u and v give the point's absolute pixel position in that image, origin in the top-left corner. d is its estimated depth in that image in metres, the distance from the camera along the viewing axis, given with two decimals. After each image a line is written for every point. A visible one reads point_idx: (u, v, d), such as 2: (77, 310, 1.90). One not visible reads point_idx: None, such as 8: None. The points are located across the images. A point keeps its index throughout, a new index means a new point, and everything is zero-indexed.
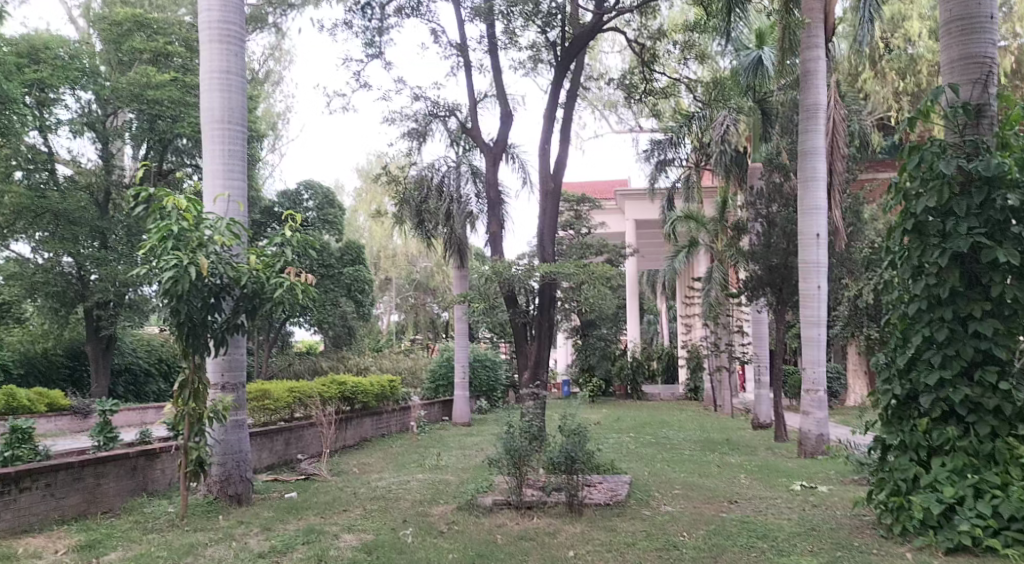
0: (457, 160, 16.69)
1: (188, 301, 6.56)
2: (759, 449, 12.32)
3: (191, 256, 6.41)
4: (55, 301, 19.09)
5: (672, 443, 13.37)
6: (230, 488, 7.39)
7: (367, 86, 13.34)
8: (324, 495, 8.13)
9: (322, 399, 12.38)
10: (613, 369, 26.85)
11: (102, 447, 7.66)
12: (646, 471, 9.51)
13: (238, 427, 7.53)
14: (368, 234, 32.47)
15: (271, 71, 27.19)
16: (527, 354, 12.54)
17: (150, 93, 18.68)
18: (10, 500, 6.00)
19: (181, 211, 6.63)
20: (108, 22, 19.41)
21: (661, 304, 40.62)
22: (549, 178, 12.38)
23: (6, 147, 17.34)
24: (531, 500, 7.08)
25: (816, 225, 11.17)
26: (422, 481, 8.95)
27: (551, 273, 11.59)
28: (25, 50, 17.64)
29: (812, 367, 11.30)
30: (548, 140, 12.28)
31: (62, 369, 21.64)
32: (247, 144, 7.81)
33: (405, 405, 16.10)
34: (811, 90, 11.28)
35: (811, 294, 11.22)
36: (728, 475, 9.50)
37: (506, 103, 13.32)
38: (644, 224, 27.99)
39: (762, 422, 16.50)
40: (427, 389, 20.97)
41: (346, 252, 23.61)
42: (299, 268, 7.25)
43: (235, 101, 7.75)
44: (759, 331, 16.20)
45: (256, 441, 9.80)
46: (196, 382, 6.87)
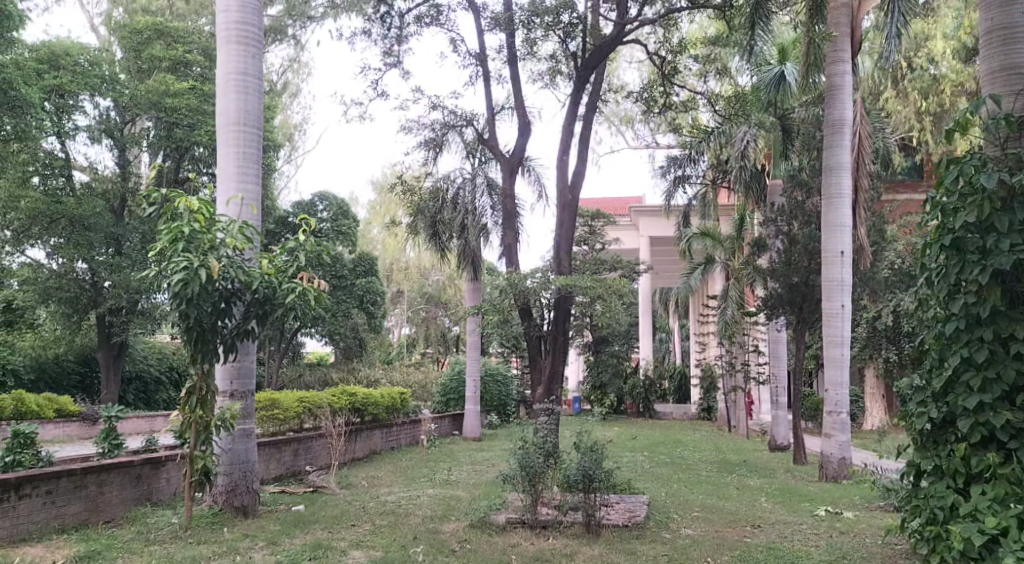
0: (473, 172, 16.63)
1: (198, 305, 6.37)
2: (778, 472, 12.01)
3: (202, 259, 6.24)
4: (68, 307, 19.08)
5: (688, 463, 13.05)
6: (236, 499, 7.18)
7: (385, 95, 13.24)
8: (332, 509, 7.91)
9: (332, 409, 12.17)
10: (625, 387, 26.55)
11: (106, 454, 7.49)
12: (664, 492, 9.25)
13: (247, 436, 7.36)
14: (382, 247, 32.43)
15: (289, 82, 27.26)
16: (541, 369, 12.32)
17: (168, 101, 18.73)
18: (8, 508, 5.81)
19: (193, 212, 6.45)
20: (128, 30, 19.52)
21: (674, 322, 40.28)
22: (567, 189, 12.20)
23: (24, 152, 17.38)
24: (546, 520, 6.86)
25: (840, 243, 10.93)
26: (433, 496, 8.71)
27: (568, 286, 11.39)
28: (45, 57, 17.74)
29: (835, 388, 11.00)
30: (567, 151, 12.10)
31: (73, 376, 21.58)
32: (262, 147, 7.66)
33: (415, 418, 15.88)
34: (837, 106, 11.07)
35: (835, 313, 10.95)
36: (748, 498, 9.21)
37: (524, 114, 13.17)
38: (659, 241, 27.76)
39: (779, 444, 16.15)
40: (437, 402, 20.76)
41: (359, 264, 23.73)
42: (312, 274, 7.06)
43: (252, 103, 7.62)
44: (777, 351, 15.91)
45: (264, 452, 9.60)
46: (204, 390, 6.68)
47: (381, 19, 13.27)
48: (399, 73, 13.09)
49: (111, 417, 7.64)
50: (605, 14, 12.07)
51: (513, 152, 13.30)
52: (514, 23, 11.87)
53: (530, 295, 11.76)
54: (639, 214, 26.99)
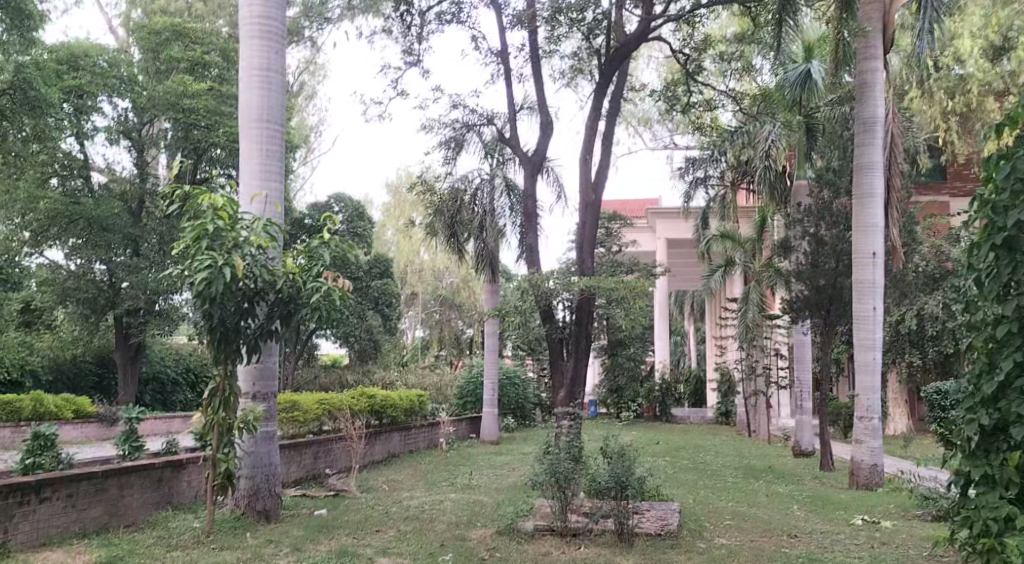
0: (492, 173, 16.23)
1: (222, 305, 6.23)
2: (806, 479, 11.77)
3: (227, 257, 6.09)
4: (86, 307, 19.09)
5: (712, 469, 12.83)
6: (258, 503, 7.04)
7: (404, 94, 13.09)
8: (355, 513, 7.74)
9: (352, 412, 12.01)
10: (642, 390, 26.30)
11: (127, 456, 7.37)
12: (692, 498, 9.03)
13: (269, 439, 7.20)
14: (396, 248, 32.35)
15: (304, 84, 27.22)
16: (563, 372, 12.09)
17: (185, 102, 18.68)
18: (29, 511, 5.68)
19: (217, 209, 6.31)
20: (146, 30, 19.56)
21: (690, 325, 39.92)
22: (590, 189, 11.99)
23: (44, 153, 17.41)
24: (577, 527, 6.68)
25: (872, 243, 10.67)
26: (456, 501, 8.54)
27: (591, 288, 11.16)
28: (64, 58, 17.77)
29: (867, 393, 10.74)
30: (591, 149, 11.91)
31: (90, 377, 21.58)
32: (285, 144, 7.52)
33: (433, 421, 15.68)
34: (868, 103, 10.83)
35: (867, 316, 10.69)
36: (780, 505, 8.99)
37: (546, 113, 12.99)
38: (676, 243, 27.48)
39: (804, 449, 15.86)
40: (454, 405, 20.59)
41: (376, 265, 23.95)
42: (336, 273, 6.90)
43: (274, 99, 7.47)
44: (801, 354, 15.60)
45: (285, 455, 9.46)
46: (227, 391, 6.53)
47: (401, 17, 13.12)
48: (419, 73, 12.94)
49: (132, 418, 7.50)
50: (630, 10, 11.88)
51: (535, 151, 13.12)
52: (538, 20, 11.71)
53: (551, 297, 11.56)
54: (657, 216, 26.73)
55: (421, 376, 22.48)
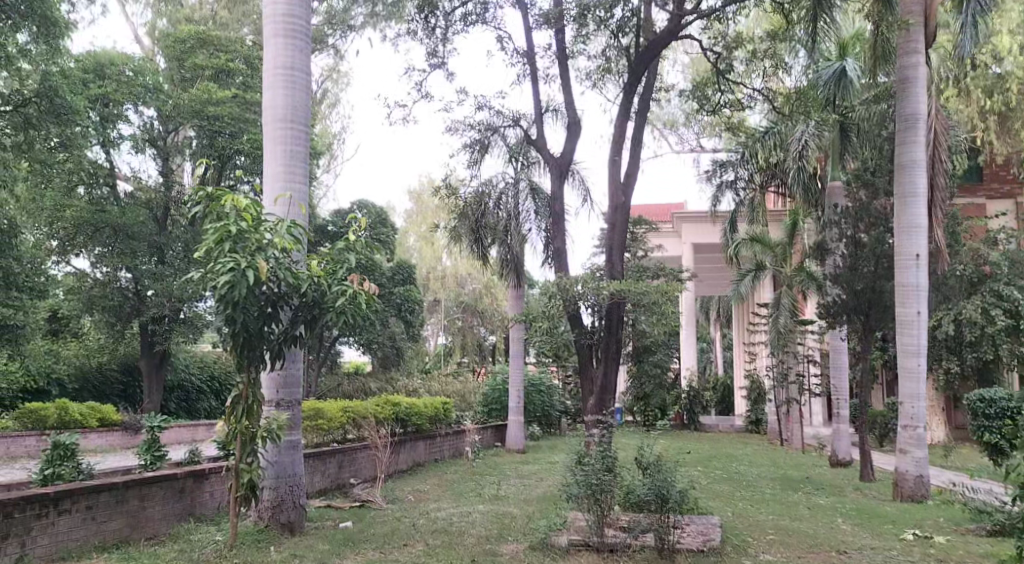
0: (517, 176, 16.08)
1: (245, 310, 6.01)
2: (847, 490, 11.32)
3: (250, 259, 5.87)
4: (111, 315, 19.13)
5: (747, 479, 12.42)
6: (282, 515, 6.81)
7: (428, 96, 12.88)
8: (381, 526, 7.47)
9: (376, 420, 11.75)
10: (669, 398, 25.80)
11: (148, 467, 7.12)
12: (730, 511, 8.66)
13: (293, 449, 6.96)
14: (418, 255, 32.13)
15: (327, 92, 27.16)
16: (593, 379, 11.76)
17: (210, 109, 18.66)
18: (47, 524, 5.48)
19: (240, 210, 6.09)
20: (171, 39, 19.61)
21: (714, 331, 39.29)
22: (620, 191, 11.68)
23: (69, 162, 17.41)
24: (614, 542, 6.35)
25: (916, 245, 10.27)
26: (486, 513, 8.24)
27: (622, 292, 10.80)
28: (90, 66, 17.83)
29: (911, 401, 10.32)
30: (620, 150, 11.61)
31: (116, 385, 21.49)
32: (309, 144, 7.31)
33: (458, 429, 15.40)
34: (910, 100, 10.44)
35: (911, 320, 10.29)
36: (824, 519, 8.59)
37: (574, 113, 12.72)
38: (703, 248, 27.00)
39: (841, 459, 15.35)
40: (479, 413, 20.27)
41: (399, 272, 23.69)
42: (363, 276, 6.66)
43: (298, 98, 7.27)
44: (838, 361, 15.12)
45: (309, 465, 9.24)
46: (251, 399, 6.30)
47: (424, 18, 12.92)
48: (444, 74, 12.73)
49: (154, 427, 7.26)
50: (660, 7, 11.58)
51: (563, 153, 12.84)
52: (565, 19, 11.45)
53: (578, 302, 11.23)
54: (683, 221, 26.28)
55: (444, 383, 22.23)
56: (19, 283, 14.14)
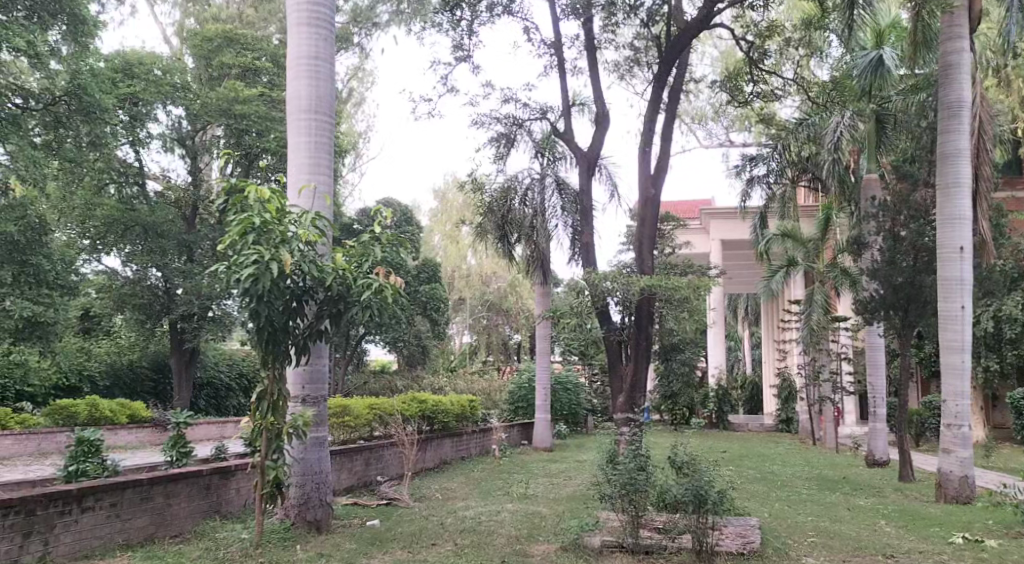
0: (543, 171, 15.85)
1: (269, 304, 5.87)
2: (887, 491, 10.96)
3: (274, 252, 5.72)
4: (142, 313, 19.30)
5: (782, 479, 12.10)
6: (309, 513, 6.69)
7: (454, 90, 12.73)
8: (409, 524, 7.33)
9: (403, 417, 11.62)
10: (698, 396, 25.45)
11: (174, 463, 7.02)
12: (767, 512, 8.41)
13: (319, 445, 6.83)
14: (443, 254, 32.05)
15: (353, 91, 27.17)
16: (623, 376, 11.49)
17: (237, 107, 18.78)
18: (71, 522, 5.38)
19: (264, 201, 5.92)
20: (199, 38, 19.75)
21: (742, 330, 38.75)
22: (650, 184, 11.37)
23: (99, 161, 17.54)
24: (649, 545, 6.22)
25: (959, 237, 9.91)
26: (515, 512, 8.06)
27: (652, 286, 10.55)
28: (120, 66, 17.98)
29: (954, 399, 9.96)
30: (649, 140, 11.36)
31: (147, 383, 21.42)
32: (334, 136, 7.18)
33: (486, 427, 15.24)
34: (952, 87, 10.07)
35: (954, 316, 9.92)
36: (866, 521, 8.30)
37: (602, 106, 12.48)
38: (732, 244, 26.60)
39: (878, 459, 14.94)
40: (506, 411, 20.12)
41: (424, 270, 23.65)
42: (388, 269, 6.48)
43: (324, 89, 7.14)
44: (875, 358, 14.69)
45: (336, 461, 9.12)
46: (275, 394, 6.16)
47: (450, 12, 12.79)
48: (470, 67, 12.58)
49: (180, 423, 7.13)
50: None
51: (591, 146, 12.60)
52: (593, 8, 11.22)
53: (608, 297, 10.93)
54: (711, 217, 25.89)
55: (470, 381, 22.10)
56: (49, 281, 14.10)
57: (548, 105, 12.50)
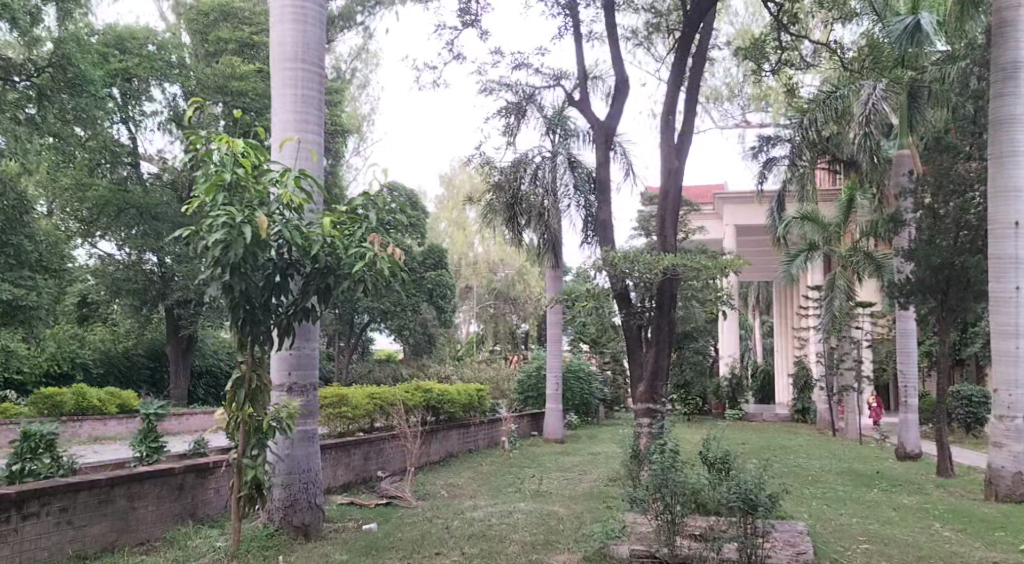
0: (555, 149, 14.94)
1: (246, 276, 5.03)
2: (928, 487, 10.11)
3: (248, 213, 4.85)
4: (136, 299, 18.46)
5: (813, 473, 11.29)
6: (295, 517, 5.91)
7: (459, 57, 11.83)
8: (410, 529, 6.52)
9: (406, 408, 10.81)
10: (711, 385, 24.52)
11: (144, 459, 6.23)
12: (809, 514, 7.57)
13: (307, 440, 6.05)
14: (450, 241, 31.16)
15: (356, 71, 26.21)
16: (643, 363, 10.66)
17: (234, 84, 17.98)
18: (8, 531, 4.59)
19: (237, 155, 5.05)
20: (195, 12, 19.01)
21: (756, 319, 37.62)
22: (672, 154, 10.45)
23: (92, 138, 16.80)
24: (687, 555, 5.40)
25: (1015, 211, 9.00)
26: (528, 513, 7.26)
27: (676, 263, 9.61)
28: (112, 41, 16.92)
29: (1007, 389, 9.12)
30: (672, 107, 10.49)
31: (142, 370, 21.06)
32: (324, 89, 6.35)
33: (494, 418, 14.45)
34: (1009, 46, 9.12)
35: (1007, 297, 9.05)
36: (920, 524, 7.47)
37: (621, 73, 11.57)
38: (748, 230, 25.53)
39: (910, 452, 14.06)
40: (515, 400, 19.34)
41: (430, 256, 22.53)
42: (385, 239, 5.60)
43: (311, 35, 6.31)
44: (907, 345, 13.79)
45: (331, 456, 8.32)
46: (255, 382, 5.32)
47: None
48: (477, 32, 11.69)
49: (151, 414, 6.30)
50: None
51: (608, 116, 11.71)
52: None
53: (628, 277, 9.98)
54: (725, 201, 24.51)
55: (475, 368, 21.24)
56: (31, 262, 13.18)
57: (562, 72, 11.58)
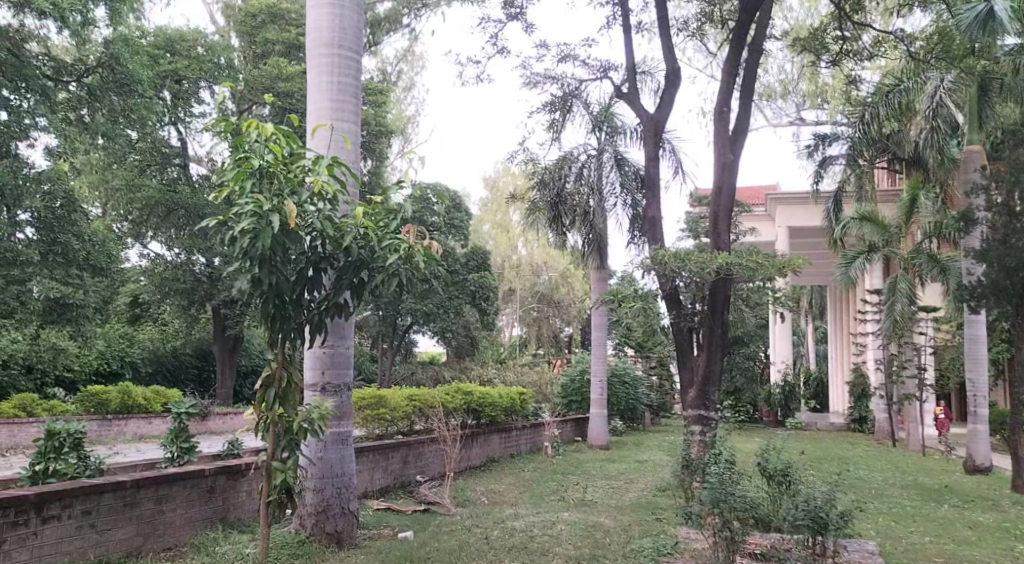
0: (601, 147, 14.50)
1: (275, 270, 4.75)
2: (1004, 505, 9.39)
3: (278, 202, 4.57)
4: (184, 299, 18.56)
5: (875, 486, 10.64)
6: (328, 523, 5.63)
7: (503, 51, 11.51)
8: (448, 538, 6.20)
9: (446, 411, 10.51)
10: (762, 392, 23.73)
11: (174, 460, 6.03)
12: (878, 532, 7.00)
13: (341, 443, 5.78)
14: (493, 243, 30.92)
15: (402, 73, 26.12)
16: (693, 367, 10.17)
17: (281, 85, 17.98)
18: (27, 536, 4.38)
19: (267, 141, 4.75)
20: (243, 15, 19.13)
21: (808, 324, 36.46)
22: (727, 147, 9.96)
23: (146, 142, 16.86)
24: None
25: None
26: (573, 524, 6.87)
27: (731, 263, 9.11)
28: (162, 43, 17.12)
29: None
30: (726, 99, 10.00)
31: (190, 370, 21.32)
32: (361, 74, 6.07)
33: (537, 422, 14.10)
34: None
35: None
36: (1003, 545, 6.84)
37: (672, 65, 11.10)
38: (801, 233, 24.65)
39: (980, 465, 13.21)
40: (558, 404, 18.95)
41: (472, 258, 22.16)
42: (422, 231, 5.30)
43: (348, 18, 6.05)
44: (976, 353, 13.00)
45: (367, 460, 8.05)
46: (286, 380, 5.03)
47: None
48: (522, 24, 11.36)
49: (182, 413, 6.08)
50: None
51: (658, 109, 11.25)
52: None
53: (679, 277, 9.52)
54: (777, 202, 23.68)
55: (518, 371, 20.91)
56: (79, 260, 13.03)
57: (610, 63, 11.17)
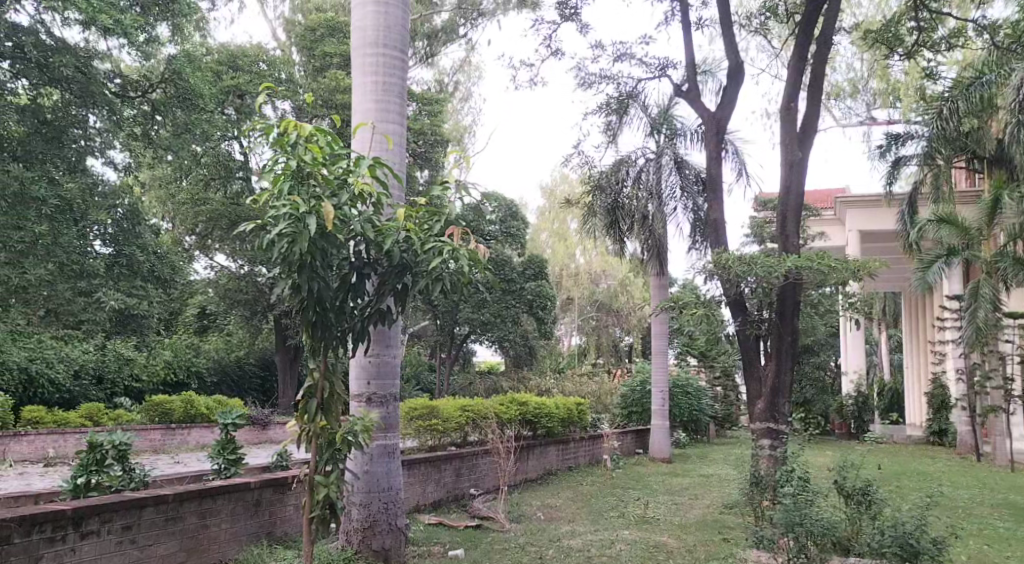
0: (660, 150, 14.06)
1: (315, 275, 4.55)
2: None
3: (315, 204, 4.38)
4: (246, 310, 18.81)
5: (962, 506, 9.85)
6: (375, 541, 5.42)
7: (558, 52, 11.24)
8: (500, 556, 5.91)
9: (500, 422, 10.25)
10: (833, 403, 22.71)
11: (221, 472, 5.92)
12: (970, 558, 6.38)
13: (387, 455, 5.56)
14: (550, 252, 30.52)
15: (459, 84, 26.14)
16: (761, 378, 9.64)
17: (338, 97, 18.04)
18: (65, 552, 4.28)
19: (306, 141, 4.56)
20: (303, 29, 19.37)
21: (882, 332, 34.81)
22: (794, 144, 9.43)
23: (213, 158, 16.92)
24: None
25: None
26: (634, 544, 6.49)
27: (800, 266, 8.59)
28: (225, 59, 17.52)
29: None
30: (793, 95, 9.49)
31: (254, 380, 21.63)
32: (406, 73, 5.87)
33: (596, 434, 13.70)
34: None
35: None
36: None
37: (735, 62, 10.64)
38: (874, 236, 23.53)
39: None
40: (618, 415, 18.45)
41: (529, 266, 21.73)
42: (466, 232, 5.05)
43: (393, 16, 5.87)
44: None
45: (419, 472, 7.83)
46: (328, 391, 4.84)
47: None
48: (577, 25, 11.08)
49: (228, 425, 6.05)
50: None
51: (719, 107, 10.79)
52: None
53: (744, 282, 9.05)
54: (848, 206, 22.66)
55: (577, 382, 20.50)
56: (144, 272, 13.07)
57: (669, 61, 10.77)
